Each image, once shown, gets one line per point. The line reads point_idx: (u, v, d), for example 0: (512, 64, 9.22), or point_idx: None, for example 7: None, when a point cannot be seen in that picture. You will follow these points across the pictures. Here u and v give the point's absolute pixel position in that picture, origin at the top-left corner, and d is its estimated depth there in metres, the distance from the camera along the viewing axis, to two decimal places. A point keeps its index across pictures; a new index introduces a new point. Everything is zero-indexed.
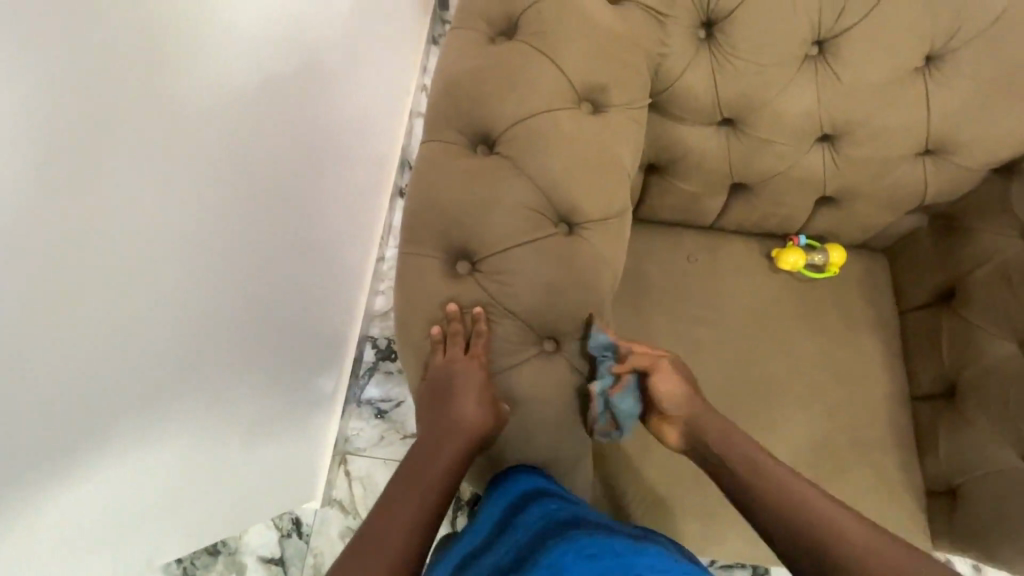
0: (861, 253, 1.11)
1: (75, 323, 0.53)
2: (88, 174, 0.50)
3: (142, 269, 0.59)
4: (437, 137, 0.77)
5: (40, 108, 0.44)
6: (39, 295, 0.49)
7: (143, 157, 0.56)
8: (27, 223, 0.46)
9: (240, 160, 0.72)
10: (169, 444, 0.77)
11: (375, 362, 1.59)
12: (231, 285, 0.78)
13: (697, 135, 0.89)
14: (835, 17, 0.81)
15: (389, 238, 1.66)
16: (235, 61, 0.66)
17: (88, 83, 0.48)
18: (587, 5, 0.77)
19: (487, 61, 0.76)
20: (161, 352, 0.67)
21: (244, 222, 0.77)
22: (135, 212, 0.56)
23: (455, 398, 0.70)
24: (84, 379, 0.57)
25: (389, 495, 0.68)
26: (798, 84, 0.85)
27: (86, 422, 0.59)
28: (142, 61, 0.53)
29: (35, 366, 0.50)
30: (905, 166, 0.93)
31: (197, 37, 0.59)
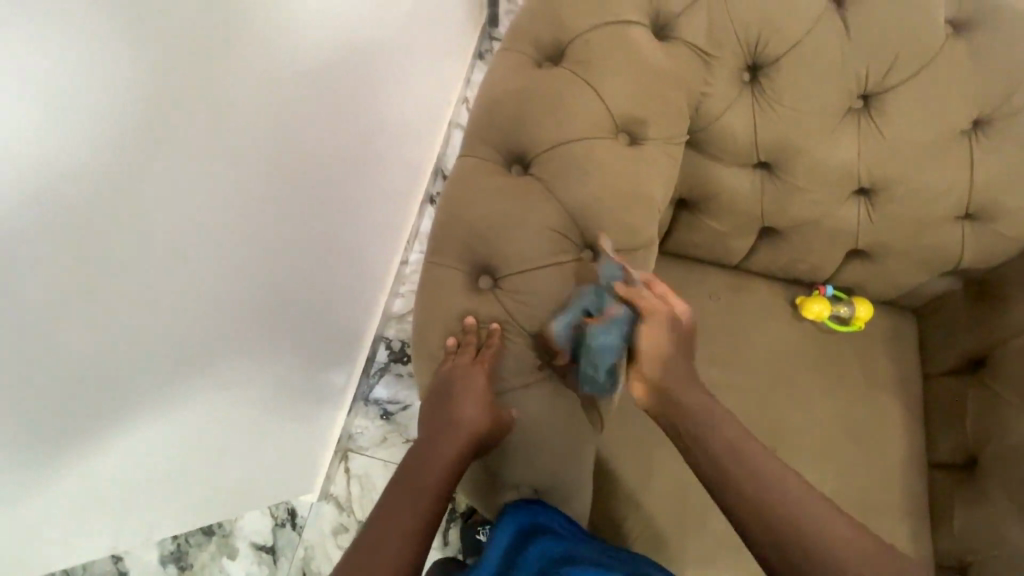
0: (890, 310, 1.09)
1: (86, 315, 0.55)
2: (110, 176, 0.51)
3: (159, 267, 0.61)
4: (473, 153, 0.79)
5: (73, 105, 0.46)
6: (54, 285, 0.51)
7: (171, 159, 0.58)
8: (52, 216, 0.48)
9: (266, 164, 0.74)
10: (167, 436, 0.78)
11: (387, 363, 1.61)
12: (250, 277, 0.80)
13: (732, 175, 0.89)
14: (883, 73, 0.81)
15: (415, 243, 1.69)
16: (271, 69, 0.68)
17: (126, 89, 0.50)
18: (636, 38, 0.78)
19: (530, 84, 0.78)
20: (168, 347, 0.69)
21: (266, 222, 0.79)
22: (158, 212, 0.58)
23: (456, 401, 0.70)
24: (88, 369, 0.58)
25: (383, 505, 0.66)
26: (839, 135, 0.84)
27: (87, 410, 0.61)
28: (173, 70, 0.55)
29: (41, 352, 0.53)
30: (943, 227, 0.91)
31: (231, 47, 0.61)
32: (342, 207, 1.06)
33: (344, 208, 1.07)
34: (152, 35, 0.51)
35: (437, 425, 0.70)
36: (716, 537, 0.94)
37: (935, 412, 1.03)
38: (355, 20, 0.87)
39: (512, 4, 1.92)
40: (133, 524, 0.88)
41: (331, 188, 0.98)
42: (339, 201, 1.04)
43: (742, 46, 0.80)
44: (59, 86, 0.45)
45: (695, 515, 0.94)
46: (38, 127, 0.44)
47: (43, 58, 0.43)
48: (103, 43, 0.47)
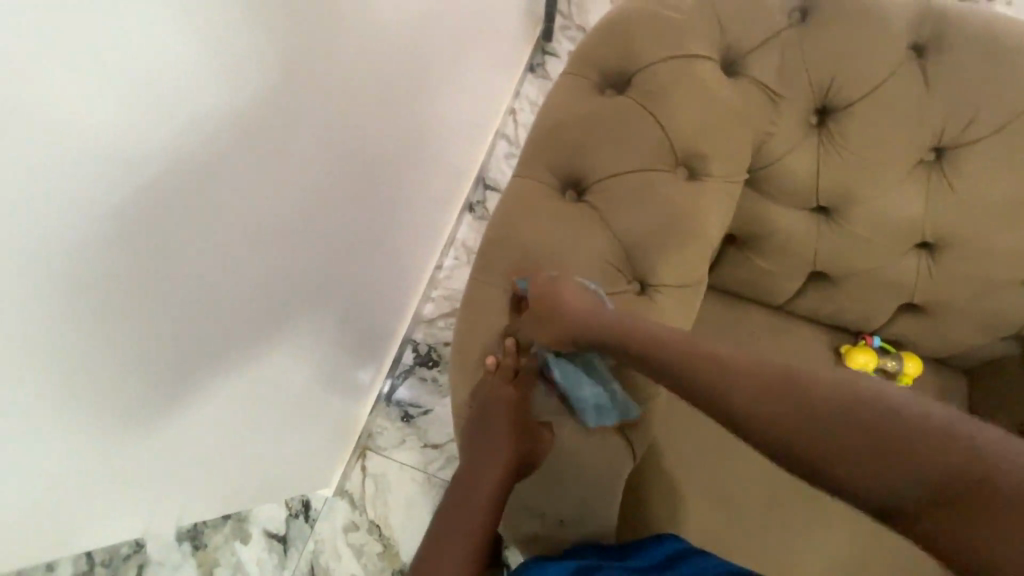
0: (939, 369, 1.04)
1: (144, 302, 0.58)
2: (165, 161, 0.53)
3: (211, 260, 0.64)
4: (528, 173, 0.78)
5: (137, 90, 0.48)
6: (122, 271, 0.54)
7: (234, 161, 0.61)
8: (123, 206, 0.51)
9: (313, 164, 0.76)
10: (204, 422, 0.81)
11: (413, 366, 1.62)
12: (289, 271, 0.81)
13: (788, 217, 0.87)
14: (960, 128, 0.78)
15: (450, 249, 1.70)
16: (324, 71, 0.70)
17: (200, 94, 0.54)
18: (705, 72, 0.77)
19: (592, 110, 0.77)
20: (212, 337, 0.72)
21: (309, 218, 0.81)
22: (218, 209, 0.62)
23: (496, 424, 0.73)
24: (142, 352, 0.62)
25: (439, 525, 0.71)
26: (907, 187, 0.82)
27: (137, 392, 0.64)
28: (232, 64, 0.56)
29: (103, 335, 0.56)
30: (1009, 291, 0.87)
31: (296, 59, 0.65)
32: (383, 210, 1.08)
33: (384, 210, 1.08)
34: (225, 43, 0.55)
35: (478, 450, 0.73)
36: None
37: None
38: (407, 24, 0.88)
39: (568, 21, 1.93)
40: (167, 512, 0.90)
41: (373, 188, 0.99)
42: (380, 204, 1.05)
43: (812, 89, 0.78)
44: (142, 86, 0.48)
45: (717, 562, 0.91)
46: (113, 112, 0.47)
47: (130, 59, 0.46)
48: (184, 49, 0.51)
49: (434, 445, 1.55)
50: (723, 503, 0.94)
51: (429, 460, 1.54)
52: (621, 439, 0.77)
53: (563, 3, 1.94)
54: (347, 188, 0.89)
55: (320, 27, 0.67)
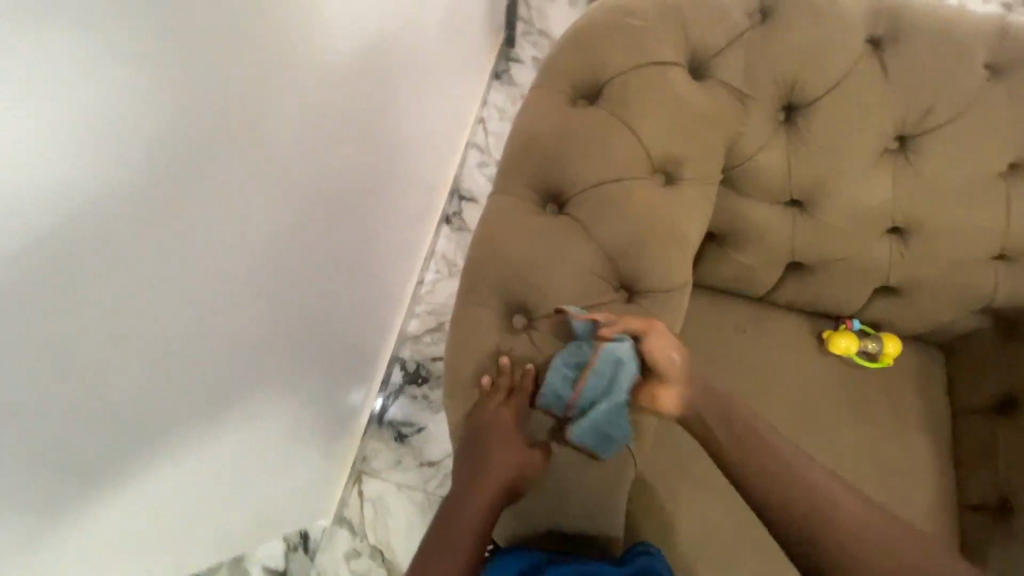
0: (915, 346, 1.08)
1: (124, 357, 0.55)
2: (149, 211, 0.51)
3: (193, 307, 0.62)
4: (507, 190, 0.79)
5: (118, 141, 0.46)
6: (100, 329, 0.51)
7: (213, 205, 0.59)
8: (98, 263, 0.48)
9: (287, 195, 0.74)
10: (192, 468, 0.78)
11: (402, 384, 1.60)
12: (270, 306, 0.79)
13: (763, 212, 0.89)
14: (920, 116, 0.81)
15: (431, 263, 1.69)
16: (293, 101, 0.69)
17: (174, 138, 0.52)
18: (673, 77, 0.78)
19: (566, 123, 0.78)
20: (196, 382, 0.69)
21: (286, 250, 0.79)
22: (199, 254, 0.59)
23: (492, 442, 0.70)
24: (123, 407, 0.59)
25: (426, 547, 0.67)
26: (874, 175, 0.84)
27: (116, 447, 0.61)
28: (210, 104, 0.55)
29: (79, 396, 0.52)
30: (977, 267, 0.90)
31: (268, 92, 0.63)
32: (359, 232, 1.06)
33: (361, 231, 1.07)
34: (199, 84, 0.53)
35: (472, 469, 0.70)
36: None
37: (965, 453, 1.01)
38: (371, 45, 0.86)
39: (529, 26, 1.94)
40: (163, 563, 0.86)
41: (347, 212, 0.98)
42: (356, 226, 1.04)
43: (778, 88, 0.80)
44: (115, 138, 0.46)
45: (722, 557, 0.92)
46: (94, 164, 0.44)
47: (103, 112, 0.44)
48: (157, 96, 0.48)
49: (431, 463, 1.54)
50: (724, 497, 0.95)
51: (426, 478, 1.52)
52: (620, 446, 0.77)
53: (522, 8, 1.95)
54: (322, 215, 0.87)
55: (287, 59, 0.66)
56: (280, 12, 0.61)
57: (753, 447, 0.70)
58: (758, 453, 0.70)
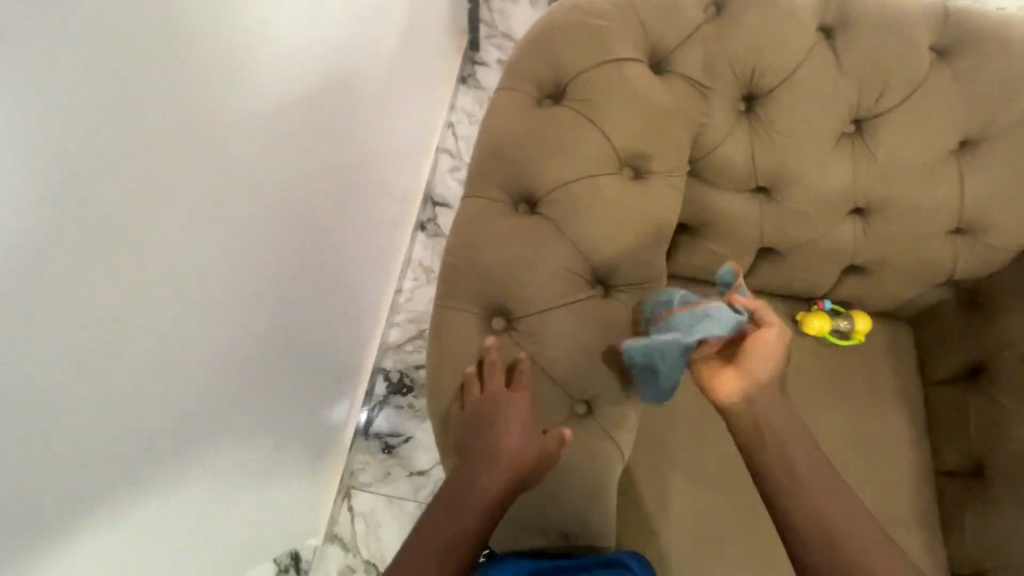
0: (885, 322, 1.11)
1: (92, 382, 0.53)
2: (106, 232, 0.50)
3: (158, 324, 0.60)
4: (479, 193, 0.79)
5: (69, 162, 0.44)
6: (61, 353, 0.49)
7: (171, 217, 0.57)
8: (51, 280, 0.46)
9: (253, 210, 0.73)
10: (182, 499, 0.75)
11: (386, 395, 1.58)
12: (243, 324, 0.78)
13: (732, 201, 0.91)
14: (873, 99, 0.83)
15: (408, 271, 1.67)
16: (253, 115, 0.67)
17: (127, 149, 0.50)
18: (635, 73, 0.79)
19: (533, 123, 0.78)
20: (176, 406, 0.67)
21: (256, 266, 0.77)
22: (159, 269, 0.57)
23: (501, 430, 0.69)
24: (101, 437, 0.56)
25: (425, 529, 0.67)
26: (835, 159, 0.86)
27: (98, 482, 0.58)
28: (165, 122, 0.53)
29: (49, 428, 0.50)
30: (937, 242, 0.93)
31: (227, 104, 0.62)
32: (331, 242, 1.05)
33: (333, 242, 1.06)
34: (150, 93, 0.51)
35: (469, 464, 0.69)
36: (737, 563, 0.93)
37: (940, 423, 1.05)
38: (333, 55, 0.86)
39: (492, 29, 1.94)
40: None
41: (318, 224, 0.97)
42: (328, 236, 1.02)
43: (737, 79, 0.82)
44: (63, 150, 0.44)
45: (714, 543, 0.94)
46: (44, 187, 0.43)
47: (48, 123, 0.42)
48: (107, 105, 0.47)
49: (421, 472, 1.52)
50: (712, 484, 0.96)
51: (417, 487, 1.51)
52: (607, 443, 0.76)
53: (484, 11, 1.95)
54: (292, 228, 0.86)
55: (248, 72, 0.64)
56: (235, 23, 0.60)
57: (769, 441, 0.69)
58: (809, 494, 0.67)
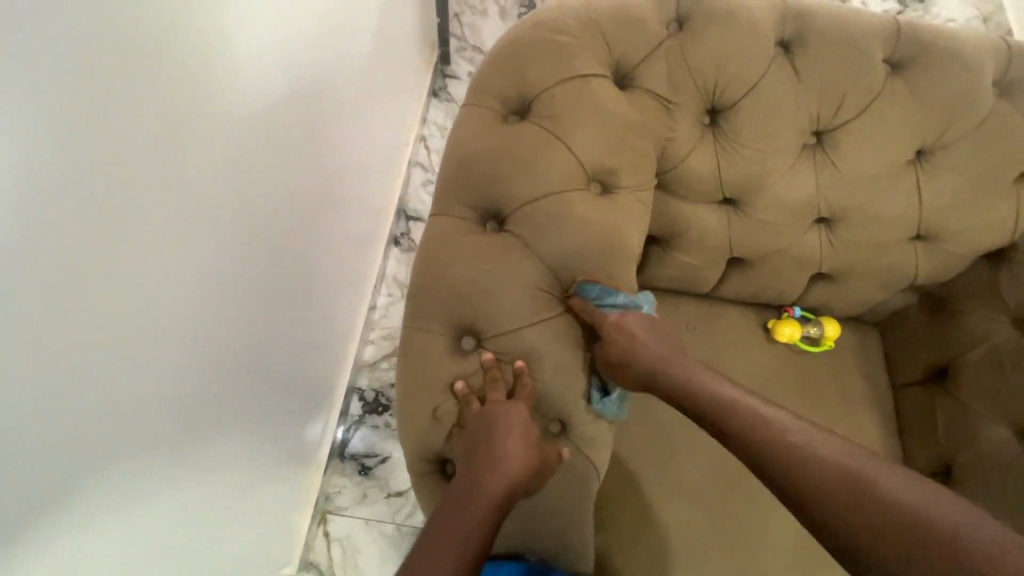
0: (853, 327, 1.13)
1: (66, 402, 0.50)
2: (93, 243, 0.49)
3: (133, 337, 0.57)
4: (446, 211, 0.78)
5: (60, 170, 0.44)
6: (51, 365, 0.47)
7: (146, 226, 0.55)
8: (21, 290, 0.43)
9: (223, 230, 0.70)
10: (159, 528, 0.71)
11: (362, 415, 1.55)
12: (214, 349, 0.75)
13: (700, 213, 0.91)
14: (833, 111, 0.85)
15: (382, 287, 1.65)
16: (224, 133, 0.66)
17: (95, 150, 0.47)
18: (600, 89, 0.79)
19: (499, 140, 0.77)
20: (158, 425, 0.65)
21: (226, 288, 0.74)
22: (133, 278, 0.55)
23: (503, 438, 0.67)
24: (76, 465, 0.53)
25: (427, 541, 0.63)
26: (798, 170, 0.88)
27: (71, 516, 0.54)
28: (152, 137, 0.54)
29: (20, 455, 0.47)
30: (899, 249, 0.96)
31: (200, 115, 0.60)
32: (301, 262, 1.02)
33: (302, 261, 1.03)
34: (139, 106, 0.51)
35: (461, 492, 0.65)
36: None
37: (909, 425, 1.06)
38: (300, 72, 0.84)
39: (462, 42, 1.94)
40: None
41: (286, 244, 0.94)
42: (297, 256, 1.00)
43: (701, 93, 0.82)
44: (26, 150, 0.41)
45: (695, 556, 0.93)
46: (34, 195, 0.43)
47: (13, 121, 0.40)
48: (72, 104, 0.44)
49: (399, 493, 1.49)
50: (690, 496, 0.95)
51: (396, 509, 1.47)
52: (585, 462, 0.75)
53: (454, 24, 1.95)
54: (260, 250, 0.83)
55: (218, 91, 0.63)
56: (206, 41, 0.59)
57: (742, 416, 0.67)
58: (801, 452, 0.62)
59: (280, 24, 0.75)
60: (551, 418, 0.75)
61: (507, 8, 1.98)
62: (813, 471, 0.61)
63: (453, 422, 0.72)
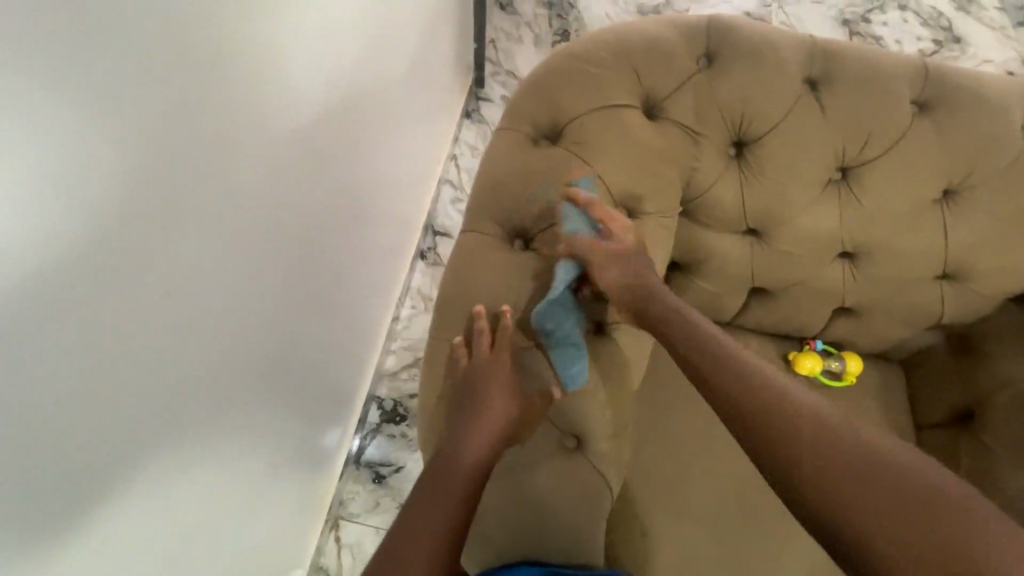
0: (878, 363, 1.11)
1: (79, 394, 0.53)
2: (129, 235, 0.54)
3: (151, 335, 0.60)
4: (476, 228, 0.81)
5: (105, 164, 0.49)
6: (80, 345, 0.51)
7: (181, 224, 0.60)
8: (42, 287, 0.46)
9: (250, 236, 0.74)
10: (176, 511, 0.75)
11: (379, 423, 1.58)
12: (238, 346, 0.79)
13: (723, 242, 0.93)
14: (859, 148, 0.86)
15: (406, 298, 1.70)
16: (259, 142, 0.71)
17: (137, 156, 0.52)
18: (629, 118, 0.82)
19: (530, 162, 0.81)
20: (179, 410, 0.69)
21: (255, 285, 0.79)
22: (158, 279, 0.59)
23: (483, 398, 0.72)
24: (85, 452, 0.56)
25: (421, 492, 0.69)
26: (821, 203, 0.89)
27: (74, 502, 0.57)
28: (192, 142, 0.59)
29: (46, 427, 0.51)
30: (924, 286, 0.95)
31: (234, 126, 0.65)
32: (330, 265, 1.07)
33: (331, 265, 1.08)
34: (180, 112, 0.56)
35: (441, 466, 0.69)
36: None
37: None
38: (340, 90, 0.90)
39: (497, 67, 2.01)
40: None
41: (317, 249, 0.99)
42: (327, 260, 1.05)
43: (728, 125, 0.85)
44: (76, 148, 0.46)
45: None
46: (76, 187, 0.47)
47: (46, 131, 0.43)
48: (122, 112, 0.49)
49: None
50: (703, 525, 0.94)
51: None
52: (597, 478, 0.76)
53: (490, 49, 2.03)
54: (291, 251, 0.88)
55: (256, 104, 0.68)
56: (243, 60, 0.64)
57: (719, 357, 0.73)
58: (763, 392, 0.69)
59: (323, 47, 0.81)
60: (567, 433, 0.76)
61: (542, 36, 2.05)
62: (773, 413, 0.67)
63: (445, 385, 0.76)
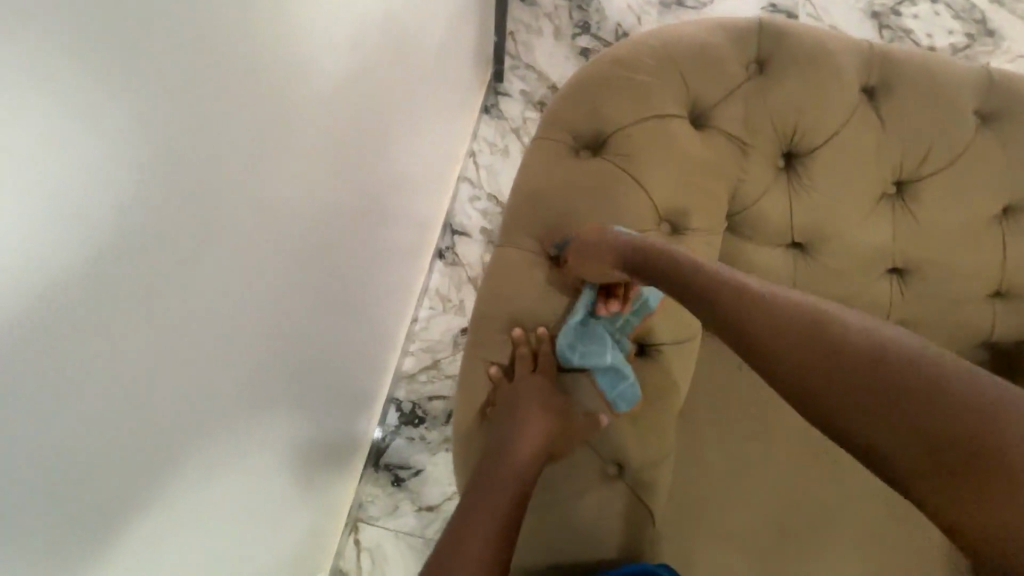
0: None
1: (107, 419, 0.51)
2: (156, 254, 0.51)
3: (178, 355, 0.57)
4: (513, 242, 0.79)
5: (130, 180, 0.46)
6: (107, 370, 0.49)
7: (209, 239, 0.58)
8: (69, 315, 0.44)
9: (275, 248, 0.71)
10: (205, 530, 0.73)
11: (398, 426, 1.56)
12: (261, 360, 0.76)
13: (766, 256, 0.89)
14: (917, 161, 0.82)
15: (424, 299, 1.67)
16: (282, 150, 0.68)
17: (164, 170, 0.49)
18: (675, 129, 0.78)
19: (570, 174, 0.78)
20: (205, 429, 0.67)
21: (274, 297, 0.75)
22: (187, 297, 0.56)
23: (525, 409, 0.70)
24: (112, 485, 0.53)
25: (465, 505, 0.66)
26: (873, 218, 0.85)
27: (103, 530, 0.55)
28: (217, 153, 0.56)
29: (75, 458, 0.48)
30: (977, 304, 0.90)
31: (259, 134, 0.62)
32: (351, 270, 1.04)
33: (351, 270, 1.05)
34: (207, 121, 0.53)
35: (486, 475, 0.67)
36: None
37: None
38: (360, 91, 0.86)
39: (516, 60, 1.95)
40: None
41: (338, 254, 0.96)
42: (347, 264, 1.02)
43: (780, 136, 0.81)
44: (100, 163, 0.43)
45: None
46: (101, 206, 0.44)
47: (69, 148, 0.40)
48: (147, 124, 0.46)
49: (430, 508, 1.49)
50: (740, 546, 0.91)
51: (425, 523, 1.48)
52: (637, 504, 0.74)
53: (509, 42, 1.97)
54: (314, 260, 0.85)
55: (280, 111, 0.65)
56: (271, 65, 0.61)
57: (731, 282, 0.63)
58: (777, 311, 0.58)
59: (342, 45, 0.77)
60: (608, 460, 0.74)
61: (562, 28, 1.98)
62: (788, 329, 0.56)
63: (487, 403, 0.75)
